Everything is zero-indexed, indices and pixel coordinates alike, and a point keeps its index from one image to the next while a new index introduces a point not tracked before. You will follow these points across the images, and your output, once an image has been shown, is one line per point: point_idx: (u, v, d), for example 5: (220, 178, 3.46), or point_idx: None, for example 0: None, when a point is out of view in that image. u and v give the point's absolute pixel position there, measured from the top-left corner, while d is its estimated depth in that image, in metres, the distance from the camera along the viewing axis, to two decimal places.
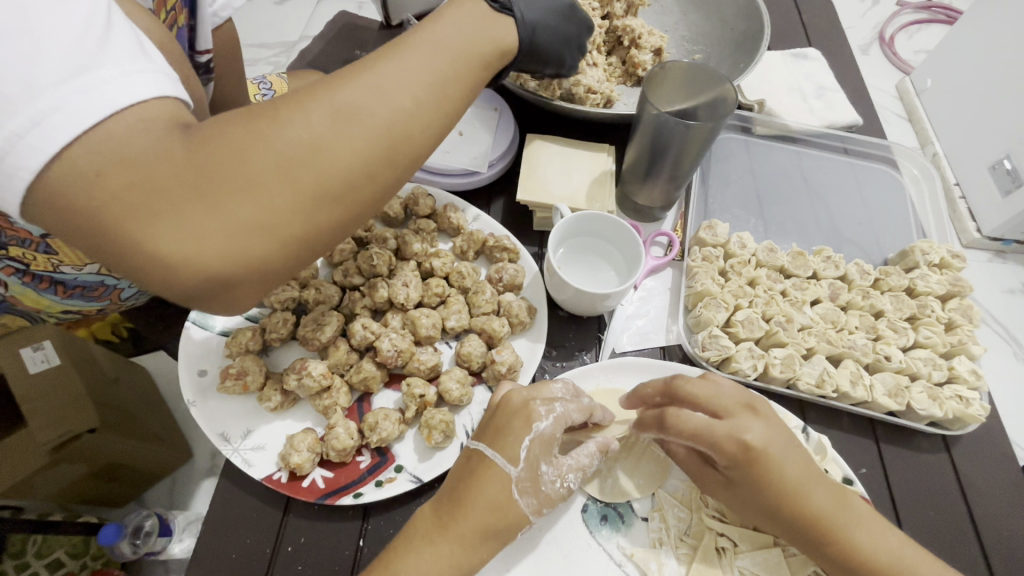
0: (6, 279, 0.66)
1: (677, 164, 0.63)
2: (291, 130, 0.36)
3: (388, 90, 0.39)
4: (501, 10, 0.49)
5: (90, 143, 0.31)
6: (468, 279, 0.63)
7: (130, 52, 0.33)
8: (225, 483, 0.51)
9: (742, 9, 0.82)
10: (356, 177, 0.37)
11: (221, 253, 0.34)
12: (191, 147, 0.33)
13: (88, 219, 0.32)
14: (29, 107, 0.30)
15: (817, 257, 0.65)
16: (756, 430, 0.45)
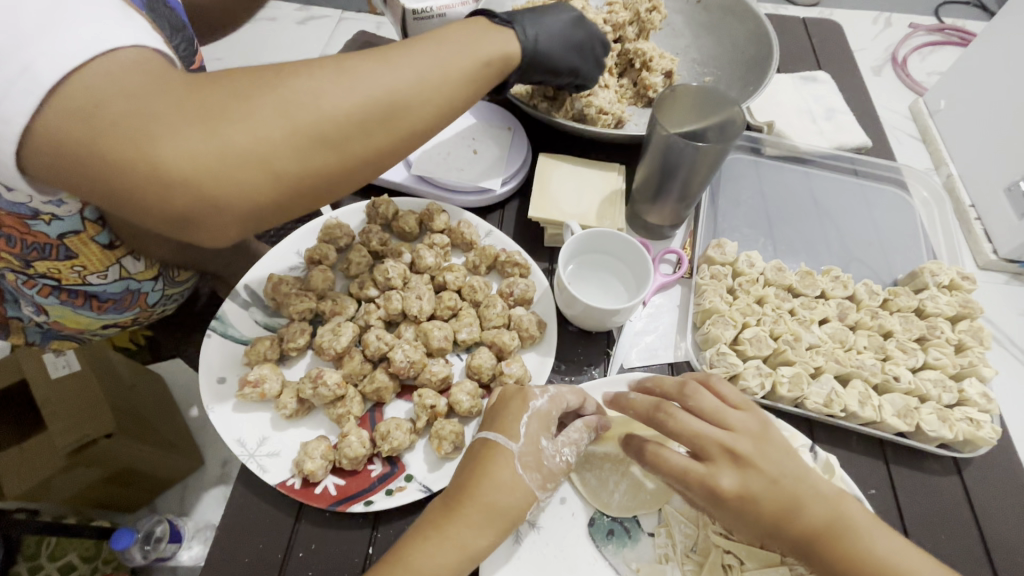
0: (46, 300, 0.71)
1: (686, 186, 0.65)
2: (297, 80, 0.41)
3: (393, 61, 0.45)
4: (503, 24, 0.56)
5: (92, 75, 0.36)
6: (479, 293, 0.64)
7: (110, 10, 0.38)
8: (239, 489, 0.53)
9: (752, 34, 0.84)
10: (350, 128, 0.42)
11: (213, 172, 0.38)
12: (199, 86, 0.39)
13: (85, 138, 0.36)
14: (16, 56, 0.35)
15: (825, 276, 0.65)
16: (730, 477, 0.45)
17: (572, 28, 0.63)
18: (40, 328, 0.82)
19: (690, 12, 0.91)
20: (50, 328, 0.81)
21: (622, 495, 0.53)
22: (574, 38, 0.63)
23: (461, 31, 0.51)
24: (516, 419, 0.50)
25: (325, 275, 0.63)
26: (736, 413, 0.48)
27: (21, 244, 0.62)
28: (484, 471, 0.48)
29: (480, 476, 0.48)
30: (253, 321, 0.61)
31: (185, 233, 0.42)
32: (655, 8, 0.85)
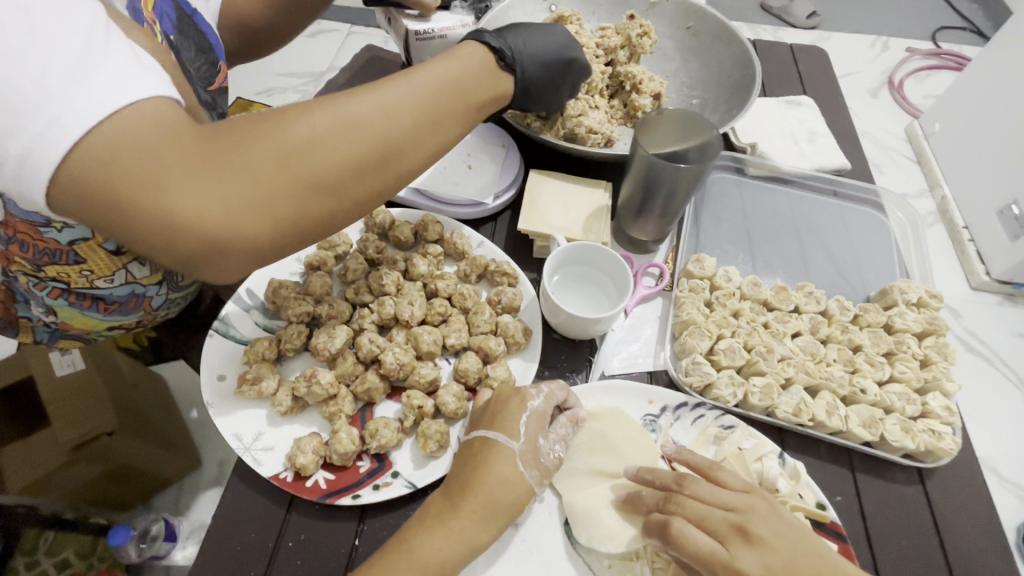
0: (54, 302, 0.75)
1: (667, 204, 0.69)
2: (299, 129, 0.45)
3: (387, 108, 0.49)
4: (506, 70, 0.61)
5: (107, 128, 0.39)
6: (469, 300, 0.68)
7: (125, 63, 0.41)
8: (235, 481, 0.56)
9: (737, 59, 0.88)
10: (347, 176, 0.47)
11: (221, 220, 0.42)
12: (207, 138, 0.43)
13: (104, 189, 0.40)
14: (44, 111, 0.38)
15: (799, 292, 0.68)
16: (750, 559, 0.47)
17: (557, 54, 0.68)
18: (46, 327, 0.84)
19: (680, 38, 0.95)
20: (57, 329, 0.84)
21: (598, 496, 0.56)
22: (560, 68, 0.69)
23: (452, 72, 0.55)
24: (516, 419, 0.53)
25: (323, 280, 0.67)
26: (737, 493, 0.52)
27: (33, 249, 0.64)
28: (479, 466, 0.51)
29: (473, 472, 0.51)
30: (253, 323, 0.64)
31: (193, 269, 0.46)
32: (646, 34, 0.89)
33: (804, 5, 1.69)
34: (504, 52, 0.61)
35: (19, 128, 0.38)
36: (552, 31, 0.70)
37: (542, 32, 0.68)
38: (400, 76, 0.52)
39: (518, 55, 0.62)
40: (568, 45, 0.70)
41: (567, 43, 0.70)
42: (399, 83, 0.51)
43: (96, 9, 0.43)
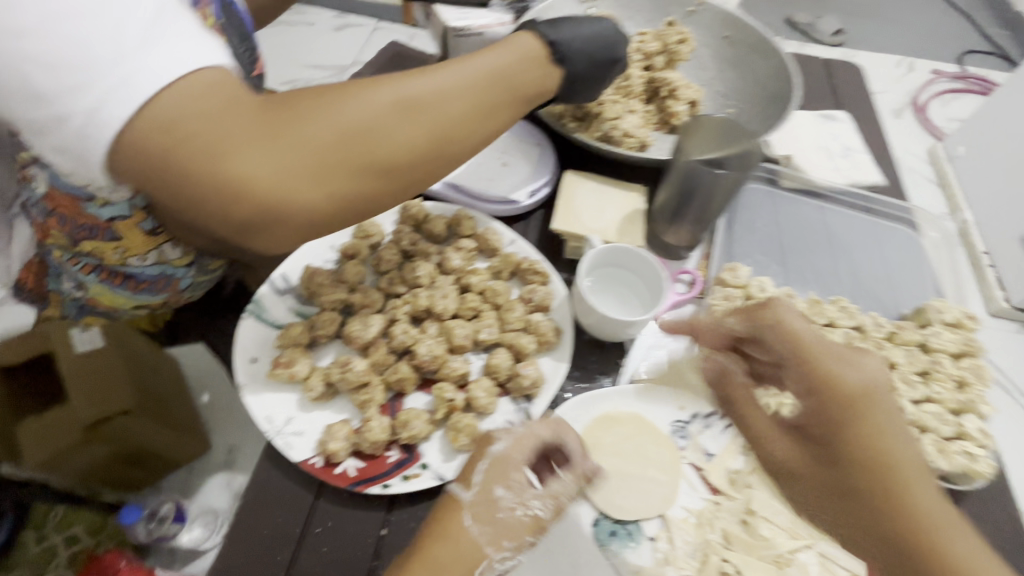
0: (86, 277, 0.75)
1: (702, 211, 0.69)
2: (355, 105, 0.46)
3: (441, 92, 0.50)
4: (556, 62, 0.61)
5: (174, 94, 0.41)
6: (501, 297, 0.67)
7: (194, 33, 0.43)
8: (264, 463, 0.56)
9: (774, 70, 0.88)
10: (401, 156, 0.48)
11: (277, 190, 0.43)
12: (267, 109, 0.44)
13: (166, 151, 0.41)
14: (118, 70, 0.39)
15: (833, 306, 0.67)
16: (853, 375, 0.43)
17: (605, 42, 0.67)
18: (75, 301, 0.84)
19: (716, 47, 0.94)
20: (84, 303, 0.84)
21: (629, 499, 0.56)
22: (609, 56, 0.67)
23: (502, 61, 0.56)
24: (475, 468, 0.52)
25: (357, 268, 0.67)
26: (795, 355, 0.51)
27: (73, 223, 0.65)
28: (445, 532, 0.49)
29: (438, 537, 0.48)
30: (286, 307, 0.65)
31: (242, 241, 0.46)
32: (684, 41, 0.89)
33: (829, 23, 1.68)
34: (556, 45, 0.61)
35: (90, 86, 0.39)
36: (600, 23, 0.68)
37: (592, 25, 0.67)
38: (452, 64, 0.53)
39: (568, 47, 0.63)
40: (614, 39, 0.69)
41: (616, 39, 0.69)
42: (452, 70, 0.52)
43: None
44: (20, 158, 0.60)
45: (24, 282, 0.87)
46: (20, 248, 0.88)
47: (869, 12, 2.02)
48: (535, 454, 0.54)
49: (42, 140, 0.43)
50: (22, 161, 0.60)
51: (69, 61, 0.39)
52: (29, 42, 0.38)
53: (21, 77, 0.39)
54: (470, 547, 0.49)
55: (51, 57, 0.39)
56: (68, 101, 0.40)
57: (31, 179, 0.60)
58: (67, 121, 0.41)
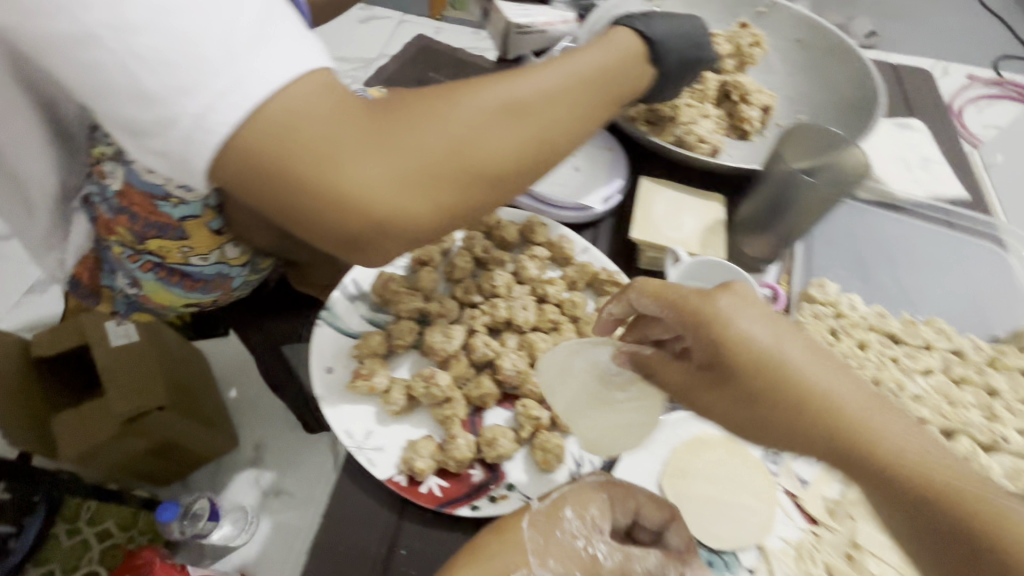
0: (142, 275, 0.69)
1: (794, 224, 0.67)
2: (467, 109, 0.43)
3: (550, 94, 0.46)
4: (652, 62, 0.57)
5: (283, 98, 0.37)
6: (579, 309, 0.65)
7: (299, 31, 0.40)
8: (345, 479, 0.54)
9: (853, 76, 0.85)
10: (509, 166, 0.44)
11: (390, 203, 0.40)
12: (376, 115, 0.40)
13: (274, 160, 0.37)
14: (231, 70, 0.36)
15: (928, 327, 0.65)
16: (748, 322, 0.41)
17: (697, 36, 0.62)
18: (126, 298, 0.76)
19: (787, 50, 0.91)
20: (134, 304, 0.76)
21: (712, 533, 0.53)
22: (703, 46, 0.62)
23: (605, 61, 0.52)
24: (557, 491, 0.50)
25: (432, 276, 0.65)
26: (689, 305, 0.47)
27: (141, 222, 0.61)
28: (502, 529, 0.47)
29: (494, 532, 0.47)
30: (359, 315, 0.62)
31: (345, 253, 0.44)
32: (757, 44, 0.87)
33: (862, 25, 1.66)
34: (655, 44, 0.57)
35: (200, 86, 0.35)
36: (691, 20, 0.63)
37: (681, 20, 0.62)
38: (557, 62, 0.49)
39: (665, 45, 0.58)
40: (703, 37, 0.63)
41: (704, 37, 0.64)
42: (558, 69, 0.48)
43: None
44: (95, 152, 0.59)
45: (78, 277, 0.74)
46: (79, 239, 0.69)
47: (901, 14, 1.99)
48: (629, 509, 0.50)
49: (135, 142, 0.39)
50: (97, 157, 0.59)
51: (177, 57, 0.35)
52: (136, 36, 0.34)
53: (125, 75, 0.35)
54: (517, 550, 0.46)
55: (159, 52, 0.34)
56: (175, 103, 0.36)
57: (107, 175, 0.59)
58: (171, 125, 0.37)
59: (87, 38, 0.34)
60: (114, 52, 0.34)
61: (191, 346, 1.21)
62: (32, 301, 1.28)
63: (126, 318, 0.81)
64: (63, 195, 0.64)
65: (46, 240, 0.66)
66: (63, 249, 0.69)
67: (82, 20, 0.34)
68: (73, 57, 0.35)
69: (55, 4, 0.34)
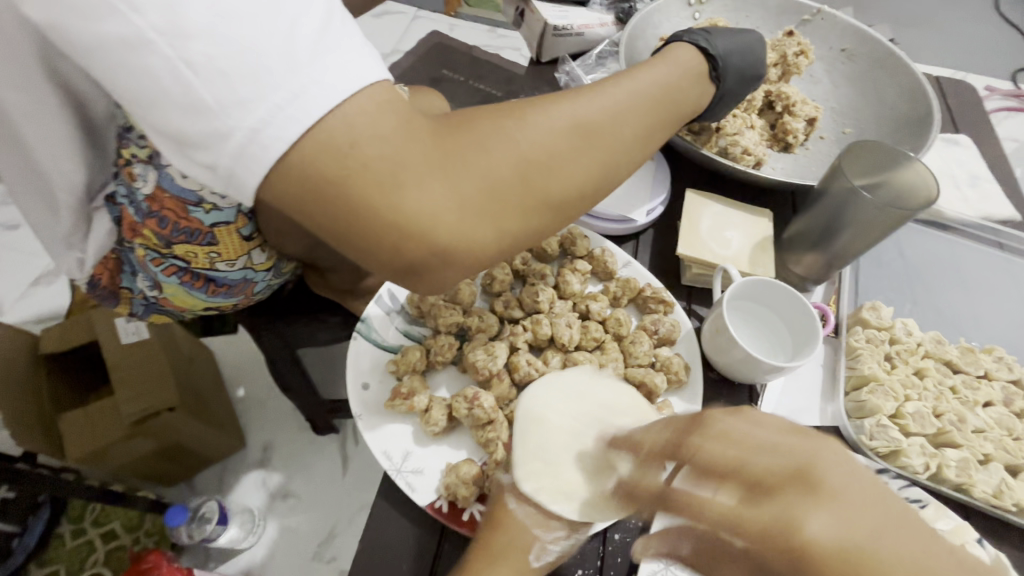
0: (165, 278, 0.66)
1: (850, 247, 0.63)
2: (534, 131, 0.40)
3: (616, 115, 0.44)
4: (714, 80, 0.54)
5: (346, 114, 0.34)
6: (624, 327, 0.62)
7: (360, 42, 0.37)
8: (382, 502, 0.51)
9: (905, 91, 0.82)
10: (575, 191, 0.42)
11: (453, 229, 0.37)
12: (441, 134, 0.38)
13: (335, 182, 0.35)
14: (292, 82, 0.33)
15: (987, 355, 0.63)
16: (822, 519, 0.27)
17: (756, 53, 0.59)
18: (144, 301, 0.74)
19: (832, 60, 0.89)
20: (154, 305, 0.74)
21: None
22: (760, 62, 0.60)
23: (669, 79, 0.49)
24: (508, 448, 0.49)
25: (471, 289, 0.62)
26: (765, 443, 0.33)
27: (171, 227, 0.57)
28: (497, 521, 0.45)
29: (492, 528, 0.44)
30: (395, 328, 0.59)
31: (398, 280, 0.41)
32: (803, 53, 0.84)
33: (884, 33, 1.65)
34: (717, 61, 0.54)
35: (257, 99, 0.33)
36: (751, 35, 0.60)
37: (742, 35, 0.59)
38: (621, 79, 0.47)
39: (727, 63, 0.55)
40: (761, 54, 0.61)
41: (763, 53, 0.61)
42: (623, 87, 0.45)
43: None
44: (125, 154, 0.55)
45: (98, 278, 0.69)
46: (100, 239, 0.65)
47: (921, 23, 1.97)
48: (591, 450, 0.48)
49: (182, 154, 0.36)
50: (126, 158, 0.55)
51: (235, 66, 0.32)
52: (191, 42, 0.31)
53: (177, 83, 0.32)
54: (519, 533, 0.44)
55: (215, 60, 0.32)
56: (229, 115, 0.33)
57: (136, 178, 0.55)
58: (223, 138, 0.34)
59: (137, 41, 0.31)
60: (167, 59, 0.32)
61: (200, 345, 1.18)
62: (40, 294, 1.25)
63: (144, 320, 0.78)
64: (87, 193, 0.60)
65: (65, 239, 0.62)
66: (84, 248, 0.64)
67: (133, 21, 0.31)
68: (121, 61, 0.32)
69: (103, 3, 0.31)
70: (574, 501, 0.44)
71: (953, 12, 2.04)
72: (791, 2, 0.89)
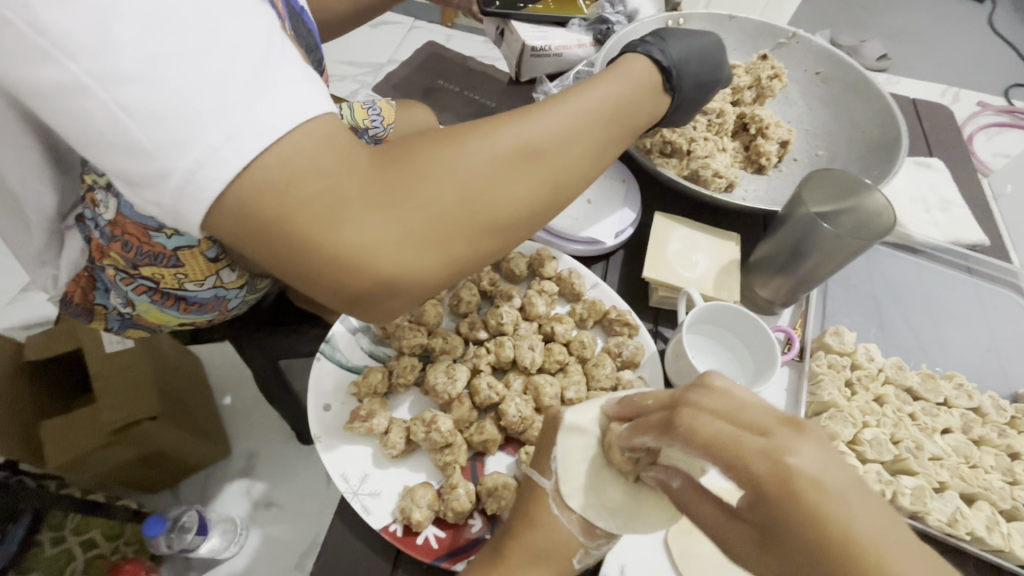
0: (136, 297, 0.66)
1: (813, 271, 0.64)
2: (474, 157, 0.41)
3: (561, 136, 0.44)
4: (668, 91, 0.55)
5: (283, 150, 0.35)
6: (588, 350, 0.63)
7: (300, 72, 0.37)
8: (338, 525, 0.52)
9: (877, 114, 0.82)
10: (520, 212, 0.43)
11: (396, 258, 0.38)
12: (380, 166, 0.39)
13: (275, 220, 0.36)
14: (226, 121, 0.33)
15: (948, 382, 0.64)
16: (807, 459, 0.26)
17: (710, 62, 0.60)
18: (119, 316, 0.74)
19: (806, 83, 0.90)
20: (129, 320, 0.74)
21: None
22: (715, 63, 0.61)
23: (620, 95, 0.50)
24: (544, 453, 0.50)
25: (437, 311, 0.63)
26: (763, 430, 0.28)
27: (134, 250, 0.59)
28: (537, 519, 0.47)
29: (530, 525, 0.47)
30: (360, 349, 0.60)
31: (349, 309, 0.42)
32: (777, 76, 0.85)
33: (874, 48, 1.67)
34: (671, 70, 0.55)
35: (192, 139, 0.33)
36: (704, 37, 0.62)
37: (695, 40, 0.60)
38: (568, 97, 0.47)
39: (679, 71, 0.56)
40: (719, 57, 0.63)
41: (720, 56, 0.63)
42: (571, 106, 0.46)
43: (271, 15, 0.39)
44: (87, 180, 0.58)
45: (70, 296, 0.69)
46: (74, 256, 0.65)
47: (914, 39, 2.00)
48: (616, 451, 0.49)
49: (132, 193, 0.37)
50: (90, 183, 0.57)
51: (169, 109, 0.33)
52: (125, 87, 0.32)
53: (115, 127, 0.33)
54: (563, 537, 0.46)
55: (150, 105, 0.32)
56: (167, 156, 0.34)
57: (99, 204, 0.57)
58: (163, 178, 0.35)
59: (76, 87, 0.32)
60: (104, 103, 0.33)
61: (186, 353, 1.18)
62: (27, 299, 1.25)
63: (118, 333, 0.77)
64: (58, 214, 0.62)
65: (38, 255, 0.63)
66: (57, 264, 0.66)
67: (70, 68, 0.32)
68: (63, 105, 0.33)
69: (39, 48, 0.32)
70: (614, 515, 0.46)
71: (946, 29, 2.06)
72: (768, 25, 0.91)
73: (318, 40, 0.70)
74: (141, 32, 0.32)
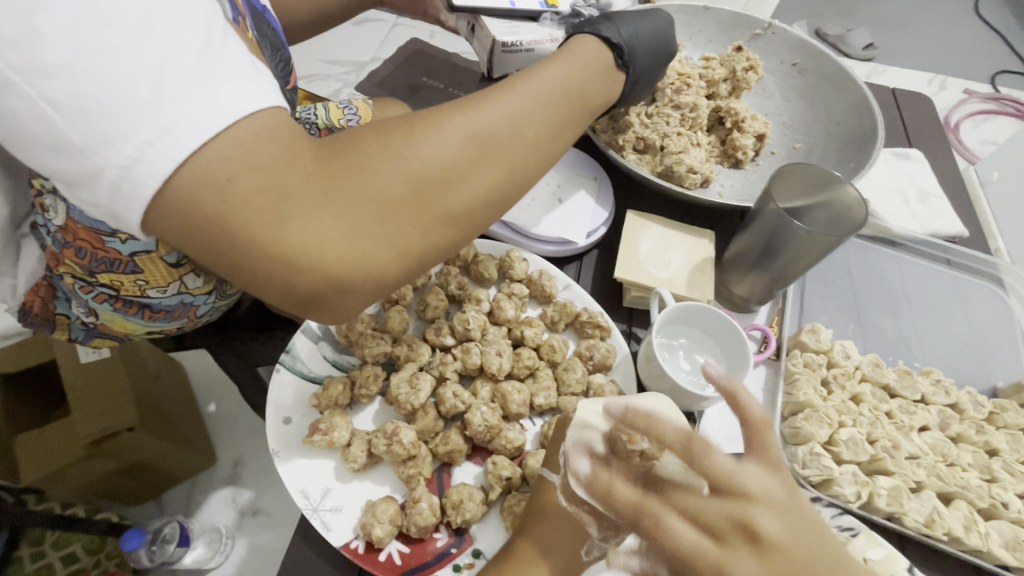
0: (98, 305, 0.64)
1: (787, 267, 0.62)
2: (425, 147, 0.39)
3: (515, 120, 0.43)
4: (621, 69, 0.54)
5: (221, 146, 0.33)
6: (558, 353, 0.62)
7: (243, 63, 0.35)
8: (300, 542, 0.50)
9: (852, 106, 0.81)
10: (476, 201, 0.41)
11: (346, 256, 0.37)
12: (326, 158, 0.37)
13: (215, 219, 0.34)
14: (158, 117, 0.31)
15: (925, 378, 0.63)
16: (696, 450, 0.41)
17: (658, 41, 0.60)
18: (84, 326, 0.71)
19: (783, 74, 0.89)
20: (95, 330, 0.72)
21: None
22: (661, 35, 0.61)
23: (573, 76, 0.49)
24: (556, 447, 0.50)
25: (402, 318, 0.62)
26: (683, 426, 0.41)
27: (90, 257, 0.56)
28: (544, 512, 0.47)
29: (541, 517, 0.46)
30: (323, 357, 0.59)
31: (305, 311, 0.40)
32: (752, 68, 0.83)
33: (859, 35, 1.66)
34: (621, 46, 0.54)
35: (124, 135, 0.31)
36: (654, 16, 0.62)
37: (646, 22, 0.60)
38: (520, 79, 0.45)
39: (629, 48, 0.55)
40: (666, 33, 0.62)
41: (667, 29, 0.63)
42: (523, 89, 0.45)
43: (213, 5, 0.36)
44: (35, 184, 0.54)
45: (29, 306, 0.65)
46: (30, 265, 0.62)
47: (898, 25, 1.98)
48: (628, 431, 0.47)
49: (68, 195, 0.35)
50: (37, 188, 0.54)
51: (97, 103, 0.30)
52: (49, 80, 0.30)
53: (41, 124, 0.31)
54: (573, 529, 0.46)
55: (77, 98, 0.30)
56: (98, 153, 0.32)
57: (47, 209, 0.54)
58: (97, 176, 0.32)
59: None
60: (27, 97, 0.30)
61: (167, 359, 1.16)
62: None
63: (84, 344, 0.74)
64: (12, 220, 0.58)
65: None
66: (15, 274, 0.61)
67: None
68: None
69: None
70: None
71: (930, 16, 2.05)
72: (743, 16, 0.89)
73: (281, 36, 0.67)
74: (66, 20, 0.30)
